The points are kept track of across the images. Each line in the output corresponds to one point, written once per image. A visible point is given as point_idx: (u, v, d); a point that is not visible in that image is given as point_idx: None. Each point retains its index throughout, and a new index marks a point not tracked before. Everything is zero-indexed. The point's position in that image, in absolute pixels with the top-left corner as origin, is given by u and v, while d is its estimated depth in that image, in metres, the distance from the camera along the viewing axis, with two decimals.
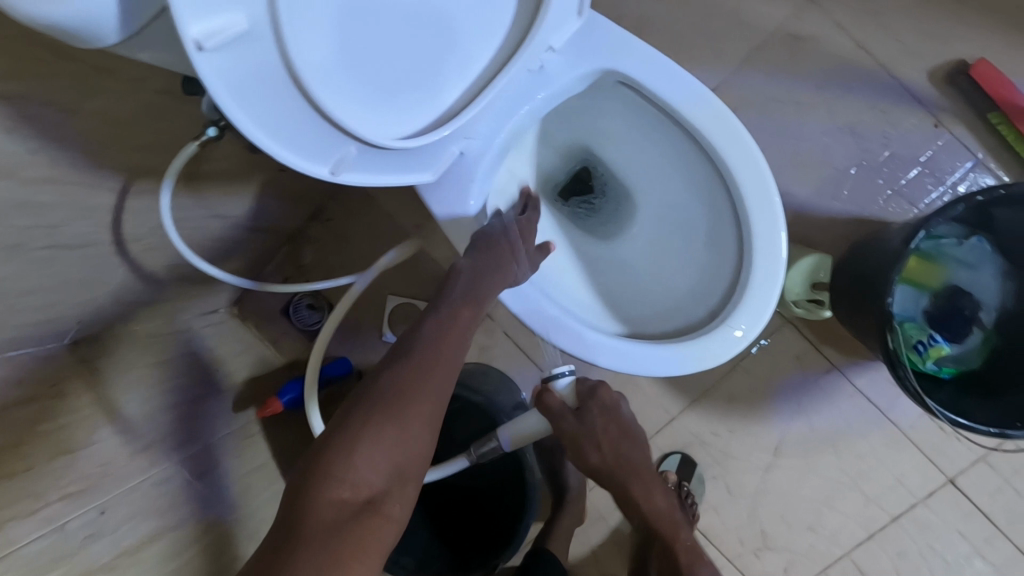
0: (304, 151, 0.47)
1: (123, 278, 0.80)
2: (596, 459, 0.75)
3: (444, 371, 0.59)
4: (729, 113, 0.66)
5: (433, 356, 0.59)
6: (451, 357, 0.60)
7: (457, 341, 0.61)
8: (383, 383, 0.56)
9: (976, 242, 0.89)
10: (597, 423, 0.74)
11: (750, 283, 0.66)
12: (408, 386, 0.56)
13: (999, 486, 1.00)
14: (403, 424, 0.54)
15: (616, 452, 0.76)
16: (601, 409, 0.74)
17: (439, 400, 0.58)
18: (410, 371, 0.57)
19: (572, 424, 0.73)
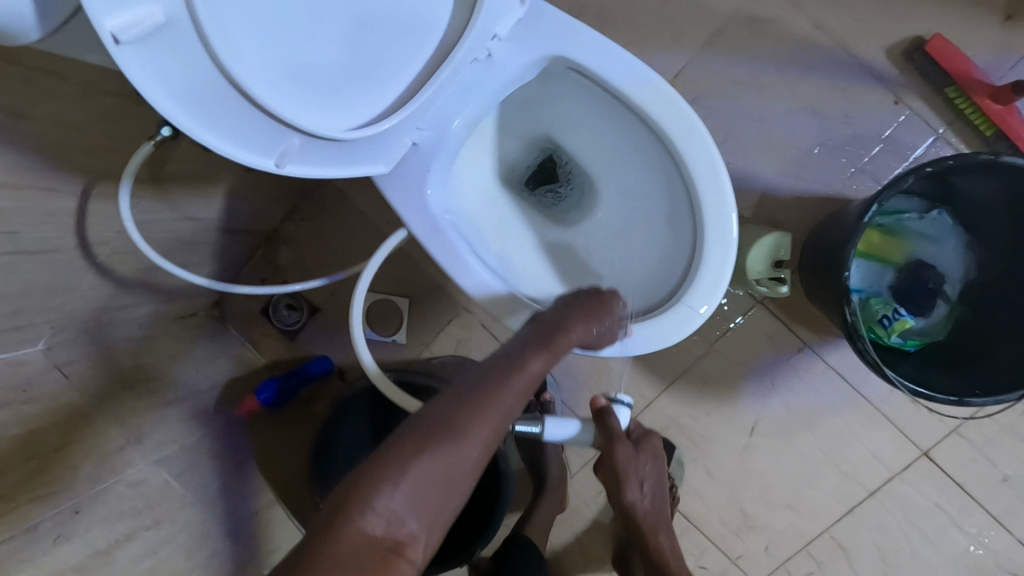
0: (244, 143, 0.48)
1: (94, 281, 0.81)
2: (635, 496, 0.80)
3: (499, 422, 0.57)
4: (675, 94, 0.67)
5: (494, 403, 0.57)
6: (510, 410, 0.58)
7: (521, 394, 0.59)
8: (437, 420, 0.54)
9: (937, 215, 0.91)
10: (644, 462, 0.79)
11: (704, 261, 0.67)
12: (463, 431, 0.54)
13: (973, 456, 1.01)
14: (450, 471, 0.52)
15: (651, 494, 0.82)
16: (647, 449, 0.80)
17: (486, 453, 0.56)
18: (467, 414, 0.55)
19: (627, 454, 0.76)
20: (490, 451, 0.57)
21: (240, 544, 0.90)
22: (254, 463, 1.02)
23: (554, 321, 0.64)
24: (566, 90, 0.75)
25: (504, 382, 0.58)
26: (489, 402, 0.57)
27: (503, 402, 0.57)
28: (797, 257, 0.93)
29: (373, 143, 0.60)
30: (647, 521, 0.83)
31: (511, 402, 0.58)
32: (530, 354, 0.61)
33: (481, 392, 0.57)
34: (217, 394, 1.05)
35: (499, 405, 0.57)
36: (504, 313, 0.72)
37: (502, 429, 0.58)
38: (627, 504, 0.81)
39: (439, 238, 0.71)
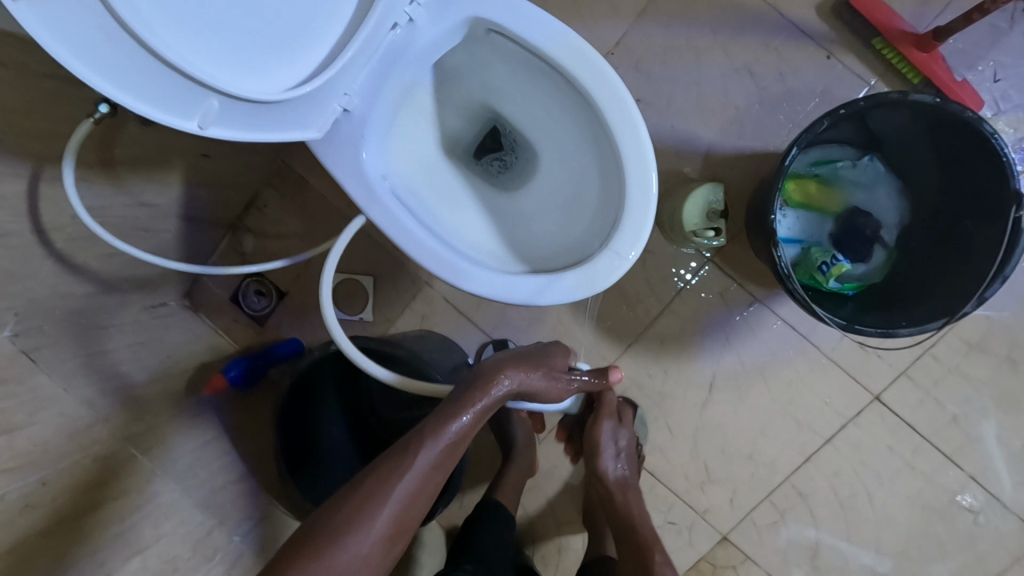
0: (158, 103, 0.51)
1: (54, 270, 0.81)
2: (613, 469, 0.93)
3: (416, 490, 0.64)
4: (589, 48, 0.70)
5: (394, 491, 0.63)
6: (415, 495, 0.64)
7: (425, 479, 0.65)
8: (360, 496, 0.62)
9: (868, 162, 0.94)
10: (623, 434, 0.95)
11: (627, 208, 0.70)
12: (362, 520, 0.61)
13: (921, 398, 1.05)
14: (349, 560, 0.60)
15: (627, 471, 0.94)
16: (626, 427, 0.96)
17: (393, 537, 0.63)
18: (366, 504, 0.61)
19: (608, 426, 0.93)
20: (400, 533, 0.64)
21: (207, 513, 0.92)
22: (228, 441, 1.07)
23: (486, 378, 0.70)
24: (495, 56, 0.79)
25: (405, 469, 0.64)
26: (388, 491, 0.62)
27: (408, 479, 0.63)
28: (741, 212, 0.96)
29: (298, 108, 0.63)
30: (624, 497, 0.92)
31: (427, 473, 0.65)
32: (456, 412, 0.67)
33: (379, 482, 0.63)
34: (186, 378, 1.07)
35: (399, 492, 0.63)
36: (515, 297, 0.73)
37: (411, 510, 0.64)
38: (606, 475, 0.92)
39: (374, 198, 0.73)
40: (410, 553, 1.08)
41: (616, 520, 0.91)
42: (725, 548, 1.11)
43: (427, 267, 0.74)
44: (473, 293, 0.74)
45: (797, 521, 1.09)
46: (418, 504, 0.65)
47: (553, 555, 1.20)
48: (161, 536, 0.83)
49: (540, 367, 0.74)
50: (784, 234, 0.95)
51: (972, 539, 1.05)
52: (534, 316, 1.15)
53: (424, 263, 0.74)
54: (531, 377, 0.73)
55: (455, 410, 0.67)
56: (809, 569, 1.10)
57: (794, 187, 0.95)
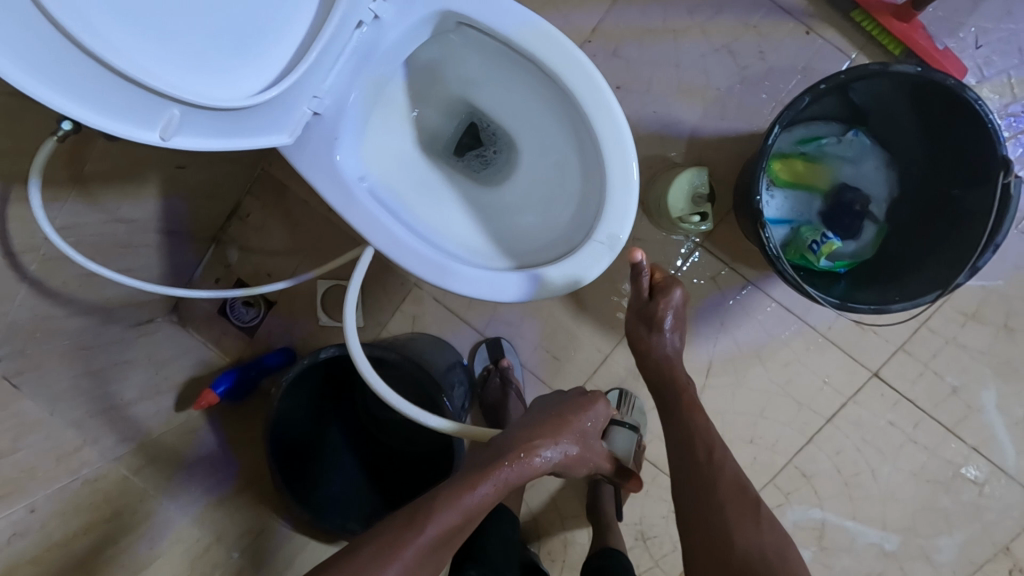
0: (113, 114, 0.49)
1: (33, 294, 0.79)
2: (656, 341, 0.83)
3: (419, 561, 0.60)
4: (556, 31, 0.69)
5: (395, 560, 0.58)
6: (419, 567, 0.60)
7: (431, 552, 0.61)
8: (360, 563, 0.58)
9: (854, 136, 0.92)
10: (663, 312, 0.81)
11: (609, 197, 0.69)
12: None
13: (920, 371, 1.04)
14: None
15: (676, 343, 0.84)
16: (664, 301, 0.82)
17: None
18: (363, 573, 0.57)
19: (643, 305, 0.83)
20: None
21: (205, 528, 0.91)
22: (224, 454, 1.05)
23: (516, 445, 0.67)
24: (466, 47, 0.77)
25: (410, 540, 0.60)
26: (387, 563, 0.58)
27: (416, 547, 0.60)
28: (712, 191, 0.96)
29: (264, 115, 0.61)
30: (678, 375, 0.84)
31: (435, 544, 0.61)
32: (478, 481, 0.64)
33: (382, 550, 0.59)
34: (175, 395, 1.05)
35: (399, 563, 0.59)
36: (501, 293, 0.72)
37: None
38: (656, 352, 0.84)
39: (352, 201, 0.71)
40: None
41: (670, 410, 0.83)
42: None
43: (412, 269, 0.72)
44: (459, 293, 0.72)
45: (803, 502, 1.09)
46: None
47: (559, 551, 1.19)
48: (157, 555, 0.82)
49: (570, 442, 0.71)
50: (774, 214, 0.94)
51: (978, 511, 1.05)
52: (525, 311, 1.14)
53: (406, 265, 0.72)
54: (558, 453, 0.69)
55: (473, 480, 0.64)
56: (816, 549, 1.09)
57: (780, 166, 0.93)
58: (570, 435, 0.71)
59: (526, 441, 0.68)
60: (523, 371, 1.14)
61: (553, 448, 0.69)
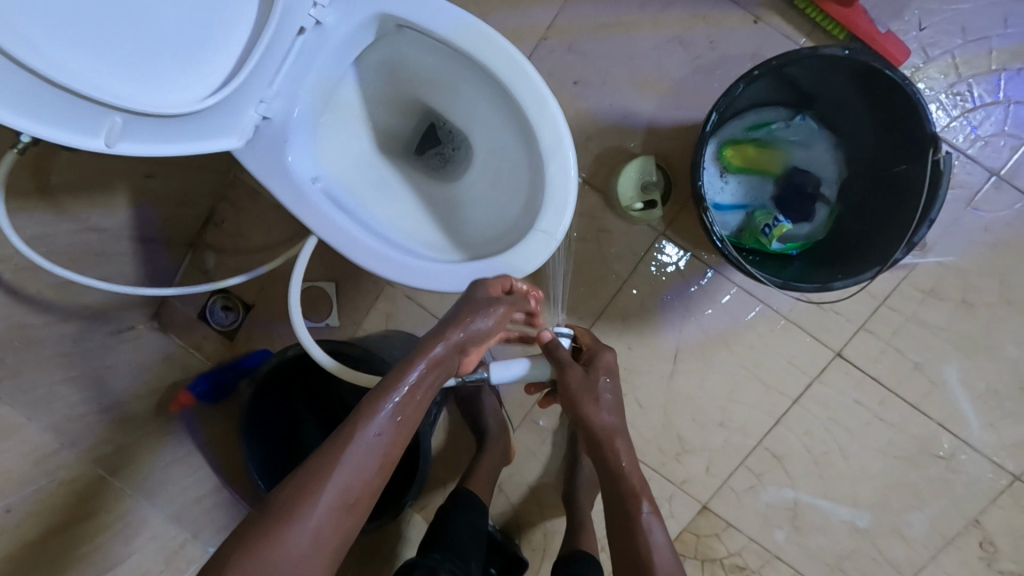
0: (60, 125, 0.51)
1: (9, 302, 0.81)
2: (600, 419, 0.79)
3: (378, 443, 0.63)
4: (490, 28, 0.71)
5: (338, 471, 0.60)
6: (380, 446, 0.63)
7: (388, 431, 0.63)
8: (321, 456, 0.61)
9: (801, 120, 0.95)
10: (600, 384, 0.80)
11: (548, 185, 0.72)
12: (320, 479, 0.59)
13: (882, 349, 1.06)
14: (300, 543, 0.57)
15: (619, 423, 0.80)
16: (597, 372, 0.80)
17: (346, 512, 0.60)
18: (308, 490, 0.59)
19: (577, 378, 0.79)
20: (356, 504, 0.61)
21: (178, 527, 0.93)
22: (203, 455, 1.09)
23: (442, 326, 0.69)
24: (410, 49, 0.80)
25: (350, 446, 0.61)
26: (331, 474, 0.60)
27: (370, 430, 0.62)
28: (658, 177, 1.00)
29: (210, 119, 0.64)
30: (630, 480, 0.78)
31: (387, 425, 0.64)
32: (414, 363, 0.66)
33: (321, 463, 0.60)
34: (156, 399, 1.08)
35: (345, 471, 0.60)
36: (447, 284, 0.75)
37: (365, 482, 0.62)
38: (594, 429, 0.79)
39: (305, 202, 0.74)
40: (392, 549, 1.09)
41: (629, 545, 0.74)
42: (707, 518, 1.13)
43: (365, 266, 0.75)
44: (413, 287, 0.75)
45: (774, 483, 1.11)
46: (384, 456, 0.63)
47: (539, 541, 1.21)
48: (131, 552, 0.85)
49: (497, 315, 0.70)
50: (728, 201, 0.96)
51: (946, 484, 1.06)
52: None
53: (361, 263, 0.75)
54: (484, 326, 0.70)
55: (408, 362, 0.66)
56: (789, 529, 1.11)
57: (732, 152, 0.95)
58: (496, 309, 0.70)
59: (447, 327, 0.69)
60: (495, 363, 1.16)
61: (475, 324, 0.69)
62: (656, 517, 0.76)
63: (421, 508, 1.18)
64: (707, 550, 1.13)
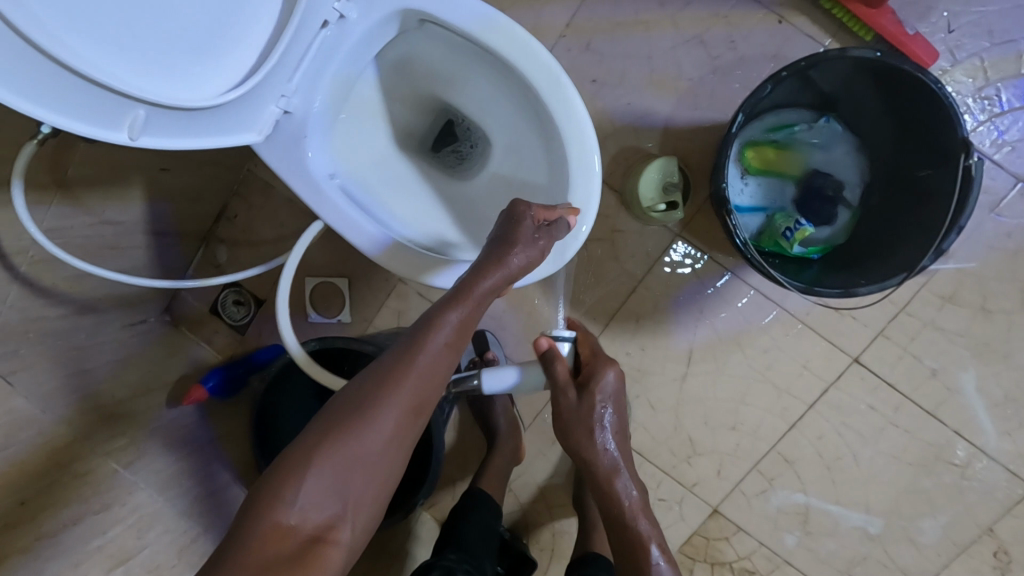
0: (84, 117, 0.50)
1: (23, 293, 0.81)
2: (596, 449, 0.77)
3: (440, 356, 0.63)
4: (514, 24, 0.70)
5: (397, 391, 0.60)
6: (442, 357, 0.63)
7: (450, 343, 0.64)
8: (387, 366, 0.62)
9: (825, 122, 0.93)
10: (598, 410, 0.76)
11: (571, 184, 0.71)
12: (389, 388, 0.60)
13: (899, 355, 1.05)
14: (372, 446, 0.58)
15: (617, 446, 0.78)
16: (594, 398, 0.76)
17: (412, 418, 0.61)
18: (367, 409, 0.59)
19: (571, 402, 0.77)
20: (413, 422, 0.61)
21: (187, 523, 0.93)
22: (215, 451, 1.10)
23: (498, 247, 0.66)
24: (431, 44, 0.79)
25: (407, 368, 0.61)
26: (401, 381, 0.60)
27: (434, 342, 0.63)
28: (678, 179, 0.99)
29: (231, 114, 0.63)
30: (637, 526, 0.76)
31: (448, 338, 0.64)
32: (476, 281, 0.65)
33: (382, 380, 0.60)
34: (168, 394, 1.08)
35: (403, 390, 0.60)
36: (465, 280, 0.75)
37: (420, 402, 0.62)
38: (590, 460, 0.78)
39: (323, 199, 0.73)
40: (403, 546, 1.09)
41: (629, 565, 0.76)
42: (717, 521, 1.12)
43: (385, 263, 0.75)
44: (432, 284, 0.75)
45: (786, 487, 1.10)
46: (444, 367, 0.64)
47: (548, 541, 1.20)
48: (144, 546, 0.84)
49: (543, 246, 0.67)
50: (747, 202, 0.95)
51: (960, 491, 1.05)
52: (507, 304, 1.14)
53: (379, 261, 0.75)
54: (535, 256, 0.67)
55: (471, 280, 0.65)
56: (801, 533, 1.10)
57: (752, 154, 0.94)
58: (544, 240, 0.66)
59: (496, 257, 0.65)
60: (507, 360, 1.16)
61: (523, 255, 0.66)
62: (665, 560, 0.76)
63: (430, 506, 1.18)
64: (717, 554, 1.13)
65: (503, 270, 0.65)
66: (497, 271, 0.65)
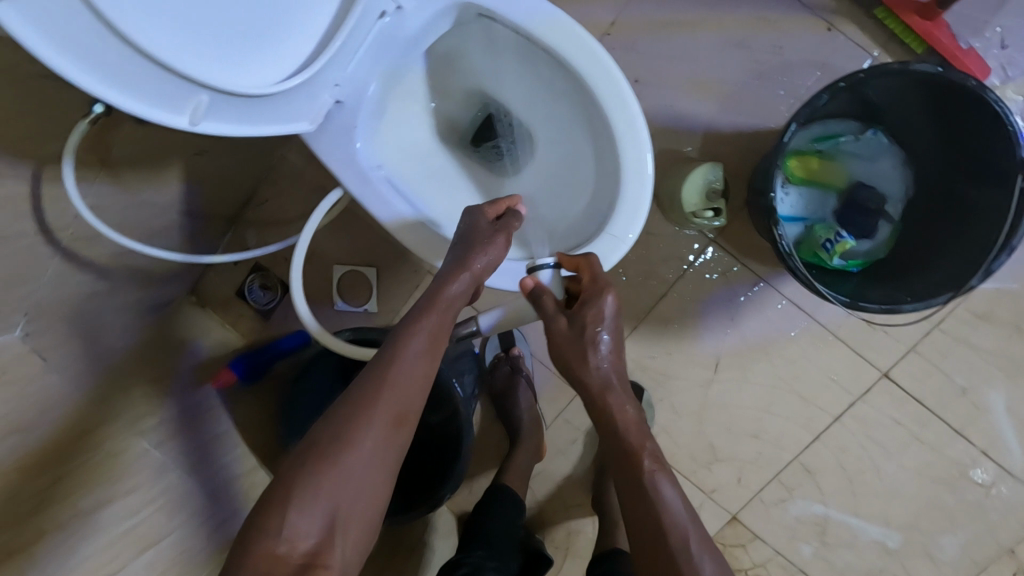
0: (149, 101, 0.50)
1: (62, 269, 0.81)
2: (591, 372, 0.65)
3: (419, 363, 0.62)
4: (574, 23, 0.70)
5: (379, 403, 0.58)
6: (421, 364, 0.62)
7: (428, 350, 0.63)
8: (367, 381, 0.60)
9: (872, 135, 0.93)
10: (592, 332, 0.65)
11: (622, 191, 0.70)
12: (371, 401, 0.58)
13: (929, 371, 1.04)
14: (358, 461, 0.56)
15: (616, 369, 0.66)
16: (585, 323, 0.65)
17: (399, 429, 0.59)
18: (350, 425, 0.57)
19: (561, 329, 0.66)
20: (400, 433, 0.59)
21: (212, 507, 0.92)
22: (236, 436, 1.08)
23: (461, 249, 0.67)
24: (484, 39, 0.79)
25: (386, 379, 0.59)
26: (382, 392, 0.59)
27: (411, 349, 0.61)
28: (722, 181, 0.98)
29: (286, 103, 0.63)
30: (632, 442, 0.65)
31: (425, 345, 0.63)
32: (443, 284, 0.65)
33: (363, 394, 0.58)
34: (192, 375, 1.07)
35: (386, 401, 0.58)
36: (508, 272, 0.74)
37: (404, 413, 0.59)
38: (582, 383, 0.66)
39: (370, 192, 0.73)
40: (421, 538, 1.09)
41: (624, 495, 0.65)
42: (735, 528, 1.12)
43: (426, 259, 0.74)
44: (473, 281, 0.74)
45: (805, 497, 1.10)
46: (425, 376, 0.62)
47: (563, 539, 1.21)
48: (172, 528, 0.84)
49: (503, 243, 0.69)
50: (787, 212, 0.94)
51: (981, 510, 1.05)
52: None
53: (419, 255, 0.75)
54: (498, 253, 0.68)
55: (439, 285, 0.65)
56: (817, 544, 1.10)
57: (796, 163, 0.93)
58: (500, 236, 0.68)
59: (459, 261, 0.66)
60: (532, 358, 1.17)
61: (486, 255, 0.67)
62: (666, 476, 0.64)
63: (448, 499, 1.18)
64: (732, 560, 1.13)
65: (467, 271, 0.66)
66: (461, 274, 0.66)
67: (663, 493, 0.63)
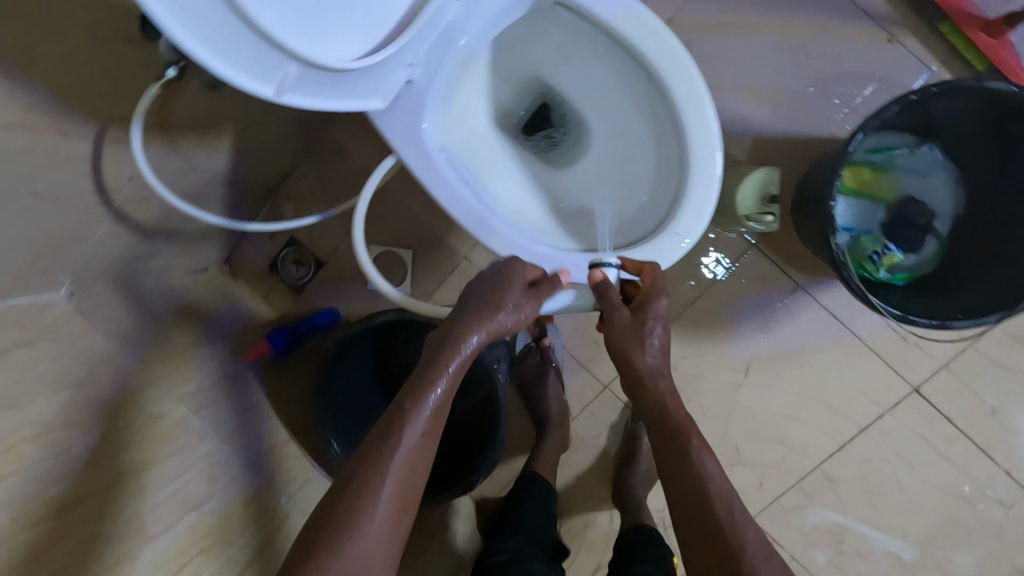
0: (242, 69, 0.50)
1: (111, 229, 0.81)
2: (643, 364, 0.68)
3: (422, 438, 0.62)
4: (655, 20, 0.71)
5: (383, 485, 0.58)
6: (425, 437, 0.62)
7: (432, 421, 0.63)
8: (370, 460, 0.59)
9: (927, 150, 0.93)
10: (652, 329, 0.67)
11: (688, 189, 0.71)
12: (377, 483, 0.58)
13: (959, 389, 1.05)
14: (365, 544, 0.57)
15: (662, 363, 0.69)
16: (646, 319, 0.67)
17: (403, 505, 0.60)
18: (355, 512, 0.57)
19: (623, 319, 0.67)
20: (405, 508, 0.61)
21: (248, 476, 0.93)
22: (269, 408, 1.08)
23: (476, 311, 0.64)
24: (556, 29, 0.79)
25: (390, 458, 0.59)
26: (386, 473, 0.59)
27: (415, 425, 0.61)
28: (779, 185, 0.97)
29: (364, 79, 0.62)
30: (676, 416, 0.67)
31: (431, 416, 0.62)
32: (453, 350, 0.63)
33: (367, 475, 0.58)
34: (230, 344, 1.08)
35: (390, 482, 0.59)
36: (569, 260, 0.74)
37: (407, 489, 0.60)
38: (633, 370, 0.69)
39: (434, 173, 0.73)
40: (442, 521, 1.10)
41: (669, 468, 0.66)
42: None
43: (485, 243, 0.74)
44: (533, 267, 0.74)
45: (824, 506, 1.11)
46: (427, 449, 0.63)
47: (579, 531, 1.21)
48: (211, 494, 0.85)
49: (522, 303, 0.66)
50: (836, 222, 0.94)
51: (999, 529, 1.06)
52: None
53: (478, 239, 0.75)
54: (516, 314, 0.66)
55: (450, 352, 0.63)
56: (832, 552, 1.10)
57: (849, 173, 0.93)
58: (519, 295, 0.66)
59: (472, 324, 0.64)
60: (563, 349, 1.18)
61: (503, 317, 0.65)
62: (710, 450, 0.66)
63: None
64: None
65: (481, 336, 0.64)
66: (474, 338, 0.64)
67: (708, 467, 0.64)
